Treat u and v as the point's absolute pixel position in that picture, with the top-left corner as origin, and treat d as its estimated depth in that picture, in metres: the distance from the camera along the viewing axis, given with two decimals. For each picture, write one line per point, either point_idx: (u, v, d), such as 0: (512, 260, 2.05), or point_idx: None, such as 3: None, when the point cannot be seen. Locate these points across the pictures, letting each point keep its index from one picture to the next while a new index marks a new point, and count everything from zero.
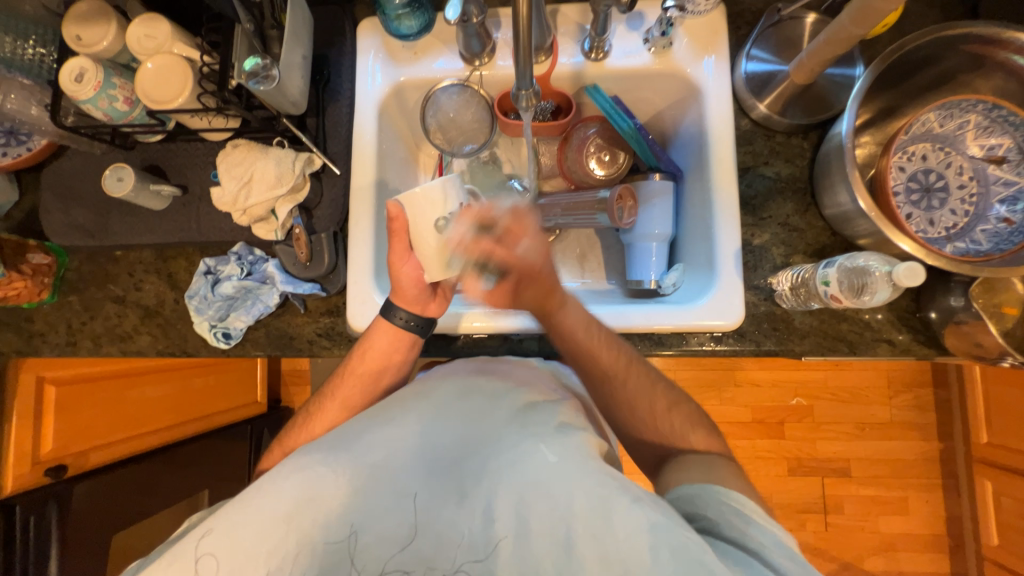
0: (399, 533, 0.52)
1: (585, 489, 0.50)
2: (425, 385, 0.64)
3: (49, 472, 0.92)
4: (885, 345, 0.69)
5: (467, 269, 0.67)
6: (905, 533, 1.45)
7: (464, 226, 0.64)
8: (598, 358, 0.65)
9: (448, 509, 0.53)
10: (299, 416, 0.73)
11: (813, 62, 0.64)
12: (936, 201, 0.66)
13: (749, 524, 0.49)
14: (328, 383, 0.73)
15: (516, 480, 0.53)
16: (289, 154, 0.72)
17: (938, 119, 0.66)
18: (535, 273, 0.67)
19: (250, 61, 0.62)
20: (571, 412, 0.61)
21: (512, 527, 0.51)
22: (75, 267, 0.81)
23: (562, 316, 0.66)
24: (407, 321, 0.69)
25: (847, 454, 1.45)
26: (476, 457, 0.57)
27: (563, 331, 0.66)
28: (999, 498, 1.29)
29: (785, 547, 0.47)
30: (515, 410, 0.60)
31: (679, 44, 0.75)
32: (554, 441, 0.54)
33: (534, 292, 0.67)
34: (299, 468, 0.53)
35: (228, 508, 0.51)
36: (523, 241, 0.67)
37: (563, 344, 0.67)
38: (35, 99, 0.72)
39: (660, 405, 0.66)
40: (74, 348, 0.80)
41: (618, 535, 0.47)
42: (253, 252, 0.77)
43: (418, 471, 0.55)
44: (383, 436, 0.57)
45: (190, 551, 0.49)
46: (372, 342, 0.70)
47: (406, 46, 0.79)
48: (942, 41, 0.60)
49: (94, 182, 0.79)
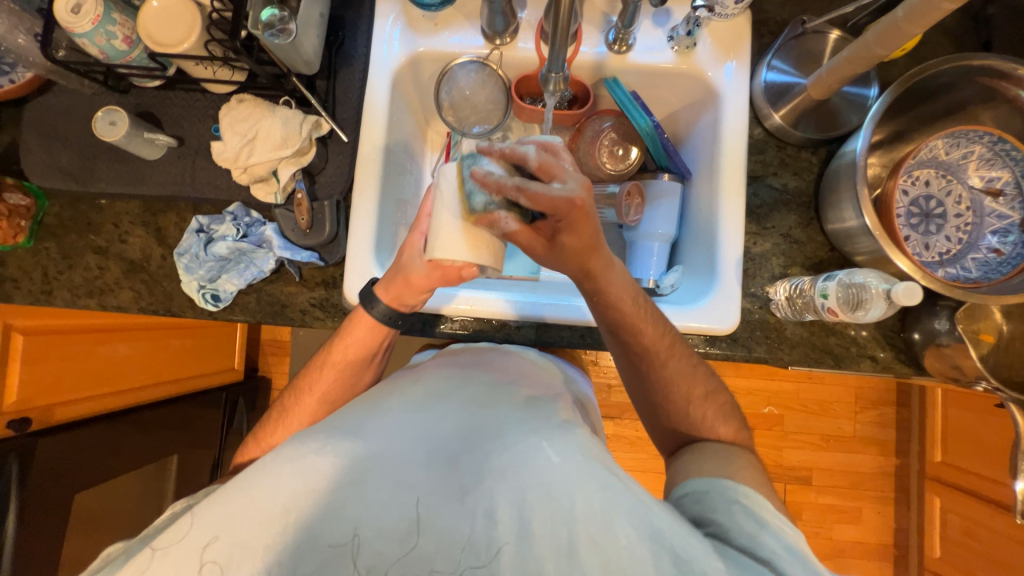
0: (398, 527, 0.49)
1: (588, 490, 0.50)
2: (426, 382, 0.65)
3: (11, 425, 0.87)
4: (868, 361, 0.71)
5: (494, 208, 0.59)
6: (856, 541, 1.52)
7: (498, 161, 0.59)
8: (643, 336, 0.65)
9: (447, 507, 0.50)
10: (274, 411, 0.71)
11: (831, 78, 0.65)
12: (933, 227, 0.68)
13: (761, 528, 0.49)
14: (305, 376, 0.71)
15: (519, 480, 0.51)
16: (296, 115, 0.70)
17: (945, 147, 0.68)
18: (578, 215, 0.55)
19: (267, 11, 0.60)
20: (568, 411, 0.62)
21: (514, 529, 0.49)
22: (54, 212, 0.77)
23: (607, 281, 0.63)
24: (384, 314, 0.68)
25: (810, 463, 1.51)
26: (477, 453, 0.55)
27: (610, 298, 0.63)
28: (947, 514, 1.37)
29: (801, 555, 0.47)
30: (516, 407, 0.62)
31: (702, 45, 0.75)
32: (557, 442, 0.55)
33: (581, 241, 0.58)
34: (296, 457, 0.51)
35: (221, 503, 0.49)
36: (572, 171, 0.55)
37: (608, 311, 0.65)
38: (24, 27, 0.67)
39: (699, 391, 0.66)
40: (49, 297, 0.76)
41: (619, 543, 0.47)
42: (250, 214, 0.74)
43: (418, 465, 0.53)
44: (383, 426, 0.56)
45: (187, 544, 0.47)
46: (351, 332, 0.69)
47: (426, 16, 0.76)
48: (958, 72, 0.62)
49: (81, 124, 0.75)
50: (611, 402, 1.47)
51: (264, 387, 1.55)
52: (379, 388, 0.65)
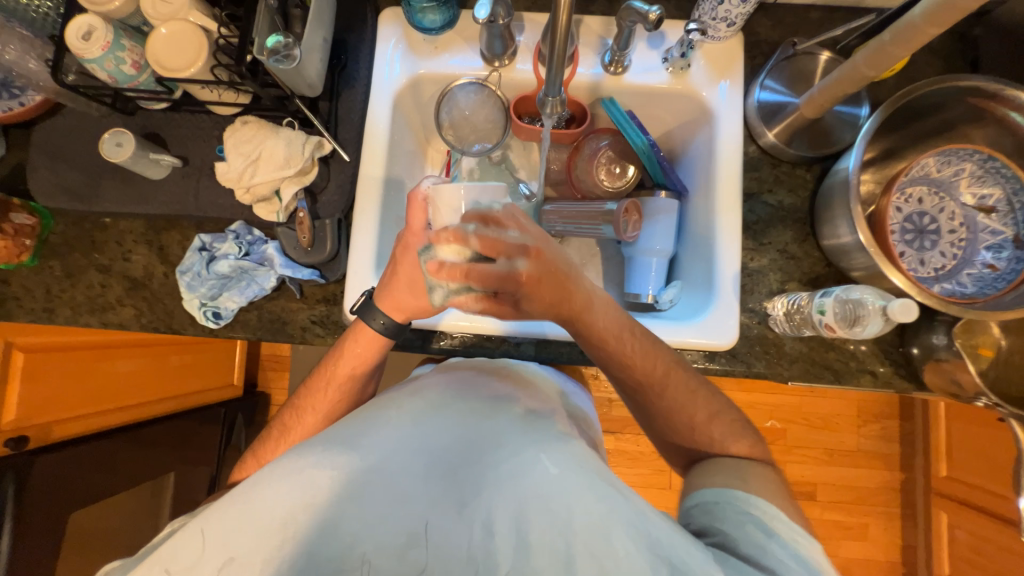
0: (396, 541, 0.49)
1: (587, 501, 0.49)
2: (425, 392, 0.64)
3: (9, 443, 0.86)
4: (868, 376, 0.71)
5: (456, 293, 0.60)
6: (863, 558, 1.50)
7: (446, 245, 0.57)
8: (635, 370, 0.64)
9: (446, 519, 0.51)
10: (273, 426, 0.71)
11: (822, 98, 0.67)
12: (928, 242, 0.69)
13: (769, 537, 0.49)
14: (304, 390, 0.71)
15: (516, 492, 0.51)
16: (299, 136, 0.71)
17: (936, 165, 0.69)
18: (543, 277, 0.59)
19: (272, 38, 0.61)
20: (566, 423, 0.63)
21: (512, 542, 0.48)
22: (59, 231, 0.78)
23: (588, 323, 0.63)
24: (385, 324, 0.68)
25: (814, 478, 1.50)
26: (477, 464, 0.55)
27: (597, 336, 0.63)
28: (955, 530, 1.35)
29: (809, 563, 0.47)
30: (515, 418, 0.61)
31: (696, 66, 0.77)
32: (555, 452, 0.54)
33: (549, 297, 0.60)
34: (295, 470, 0.51)
35: (223, 511, 0.49)
36: (518, 235, 0.59)
37: (598, 349, 0.64)
38: (35, 52, 0.69)
39: (698, 409, 0.65)
40: (51, 315, 0.77)
41: (618, 552, 0.46)
42: (252, 233, 0.75)
43: (417, 477, 0.53)
44: (382, 437, 0.56)
45: (183, 560, 0.46)
46: (350, 346, 0.69)
47: (427, 39, 0.79)
48: (947, 92, 0.63)
49: (88, 144, 0.76)
50: (612, 416, 1.47)
51: (263, 402, 1.54)
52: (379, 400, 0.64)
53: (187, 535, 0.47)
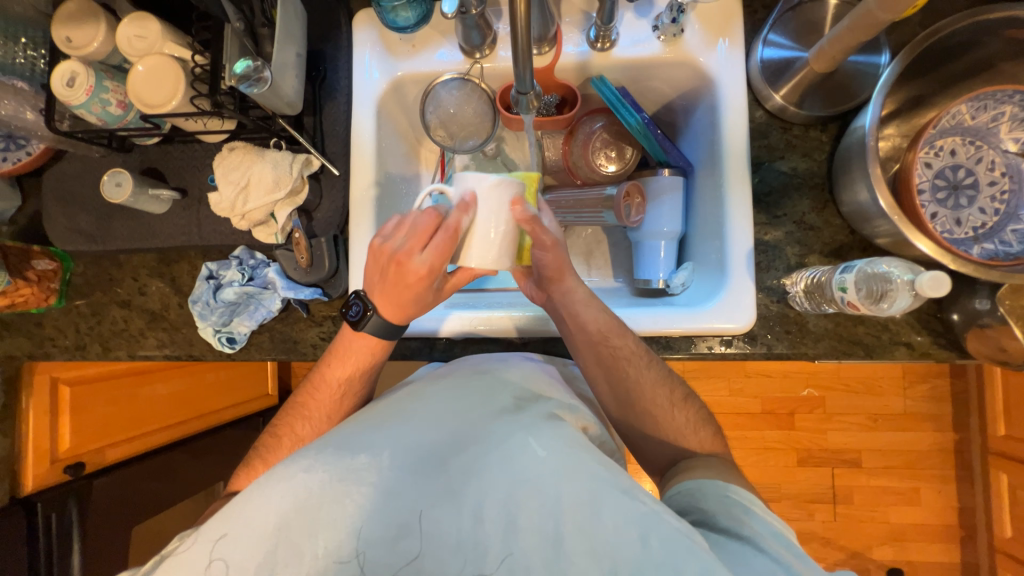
0: (386, 532, 0.48)
1: (573, 481, 0.47)
2: (419, 386, 0.63)
3: (68, 470, 0.93)
4: (903, 348, 0.66)
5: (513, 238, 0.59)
6: (916, 523, 1.43)
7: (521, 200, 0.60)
8: (616, 342, 0.63)
9: (436, 507, 0.49)
10: (274, 438, 0.71)
11: (834, 49, 0.60)
12: (964, 199, 0.63)
13: (748, 515, 0.49)
14: (303, 394, 0.72)
15: (506, 477, 0.49)
16: (285, 156, 0.71)
17: (971, 111, 0.61)
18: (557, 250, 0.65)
19: (240, 64, 0.59)
20: (562, 407, 0.58)
21: (502, 527, 0.47)
22: (79, 271, 0.82)
23: (564, 292, 0.65)
24: (376, 328, 0.66)
25: (858, 445, 1.43)
26: (465, 453, 0.53)
27: (573, 312, 0.64)
28: (1016, 492, 1.27)
29: (785, 538, 0.46)
30: (505, 405, 0.58)
31: (691, 31, 0.71)
32: (542, 434, 0.52)
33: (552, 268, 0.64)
34: (287, 476, 0.49)
35: (234, 512, 0.49)
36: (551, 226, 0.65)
37: (575, 328, 0.65)
38: (29, 104, 0.72)
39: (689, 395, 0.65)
40: (83, 352, 0.81)
41: (607, 528, 0.45)
42: (254, 256, 0.77)
43: (404, 471, 0.51)
44: (369, 435, 0.54)
45: (202, 558, 0.47)
46: (348, 347, 0.69)
47: (403, 38, 0.76)
48: (980, 27, 0.56)
49: (94, 186, 0.78)
50: None
51: None
52: (382, 402, 0.62)
53: (205, 532, 0.49)
